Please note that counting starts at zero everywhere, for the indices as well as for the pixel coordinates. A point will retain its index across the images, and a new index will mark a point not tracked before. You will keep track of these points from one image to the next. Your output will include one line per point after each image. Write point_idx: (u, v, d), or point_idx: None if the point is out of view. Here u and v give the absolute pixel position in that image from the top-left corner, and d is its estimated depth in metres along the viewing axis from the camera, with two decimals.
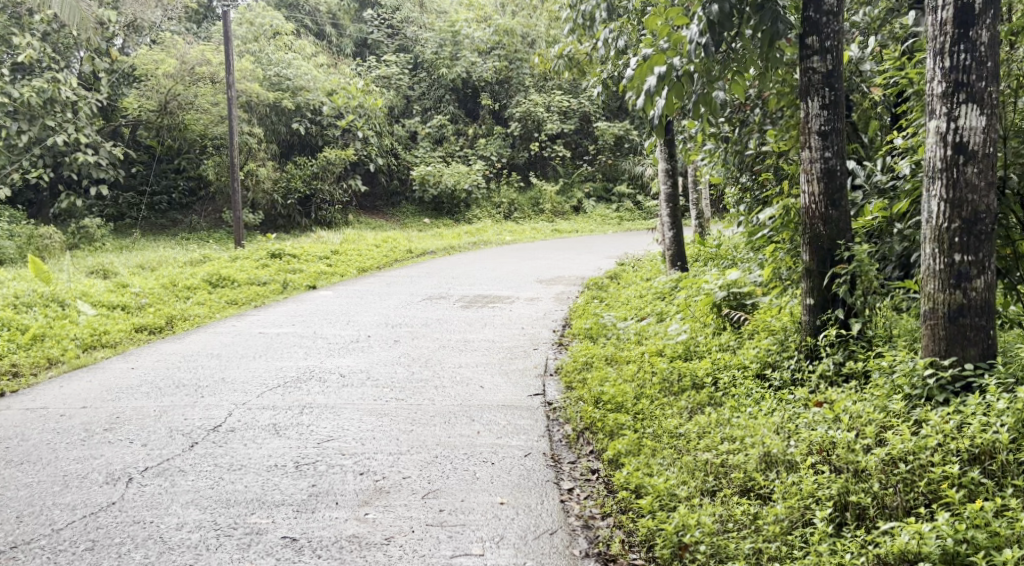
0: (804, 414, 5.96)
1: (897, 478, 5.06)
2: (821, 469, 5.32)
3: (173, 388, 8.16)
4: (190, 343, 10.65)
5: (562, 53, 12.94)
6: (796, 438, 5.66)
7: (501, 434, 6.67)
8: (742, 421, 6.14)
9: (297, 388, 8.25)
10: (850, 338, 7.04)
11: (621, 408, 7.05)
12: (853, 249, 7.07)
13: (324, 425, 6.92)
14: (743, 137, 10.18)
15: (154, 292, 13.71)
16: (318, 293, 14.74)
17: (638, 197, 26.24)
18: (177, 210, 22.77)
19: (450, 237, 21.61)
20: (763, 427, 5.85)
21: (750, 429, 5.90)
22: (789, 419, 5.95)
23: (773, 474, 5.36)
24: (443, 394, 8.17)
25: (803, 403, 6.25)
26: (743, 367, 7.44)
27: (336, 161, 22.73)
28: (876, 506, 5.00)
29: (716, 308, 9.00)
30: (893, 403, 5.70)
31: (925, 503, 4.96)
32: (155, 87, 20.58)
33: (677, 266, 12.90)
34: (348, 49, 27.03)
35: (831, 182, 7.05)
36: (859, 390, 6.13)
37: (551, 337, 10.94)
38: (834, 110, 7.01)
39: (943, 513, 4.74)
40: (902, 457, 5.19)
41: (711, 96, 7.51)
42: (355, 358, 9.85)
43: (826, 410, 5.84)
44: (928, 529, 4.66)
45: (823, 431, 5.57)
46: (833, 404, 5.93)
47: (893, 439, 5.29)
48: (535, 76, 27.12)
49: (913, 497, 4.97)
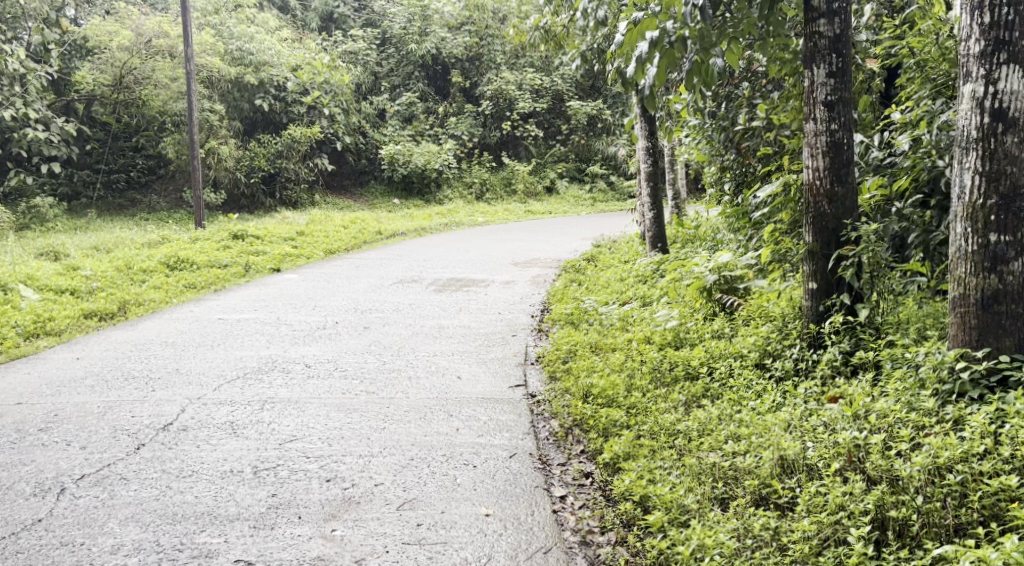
0: (819, 412, 5.45)
1: (943, 492, 4.56)
2: (849, 477, 4.81)
3: (120, 382, 7.57)
4: (142, 331, 10.05)
5: (537, 25, 12.28)
6: (815, 440, 5.16)
7: (482, 431, 6.10)
8: (747, 418, 5.63)
9: (257, 381, 7.69)
10: (858, 325, 6.47)
11: (609, 401, 6.50)
12: (860, 230, 6.53)
13: (286, 424, 6.34)
14: (731, 112, 9.85)
15: (105, 276, 13.08)
16: (283, 276, 14.08)
17: (611, 177, 25.67)
18: (136, 189, 21.96)
19: (421, 218, 20.95)
20: (773, 426, 5.38)
21: (756, 428, 5.42)
22: (799, 419, 5.43)
23: (792, 483, 4.87)
24: (417, 387, 7.59)
25: (813, 399, 5.72)
26: (740, 357, 6.88)
27: (301, 138, 21.98)
28: (920, 522, 4.49)
29: (707, 293, 8.44)
30: (922, 400, 5.21)
31: (981, 522, 4.46)
32: (110, 60, 19.94)
33: (657, 248, 12.36)
34: (313, 23, 26.25)
35: (837, 156, 6.50)
36: (877, 384, 5.62)
37: (530, 322, 10.39)
38: (841, 79, 6.47)
39: (1008, 536, 4.21)
40: (948, 466, 4.68)
41: (706, 66, 7.05)
42: (321, 346, 9.27)
43: (843, 407, 5.36)
44: (994, 556, 4.13)
45: (845, 433, 5.06)
46: (851, 401, 5.42)
47: (934, 445, 4.77)
48: (507, 54, 26.50)
49: (965, 514, 4.48)
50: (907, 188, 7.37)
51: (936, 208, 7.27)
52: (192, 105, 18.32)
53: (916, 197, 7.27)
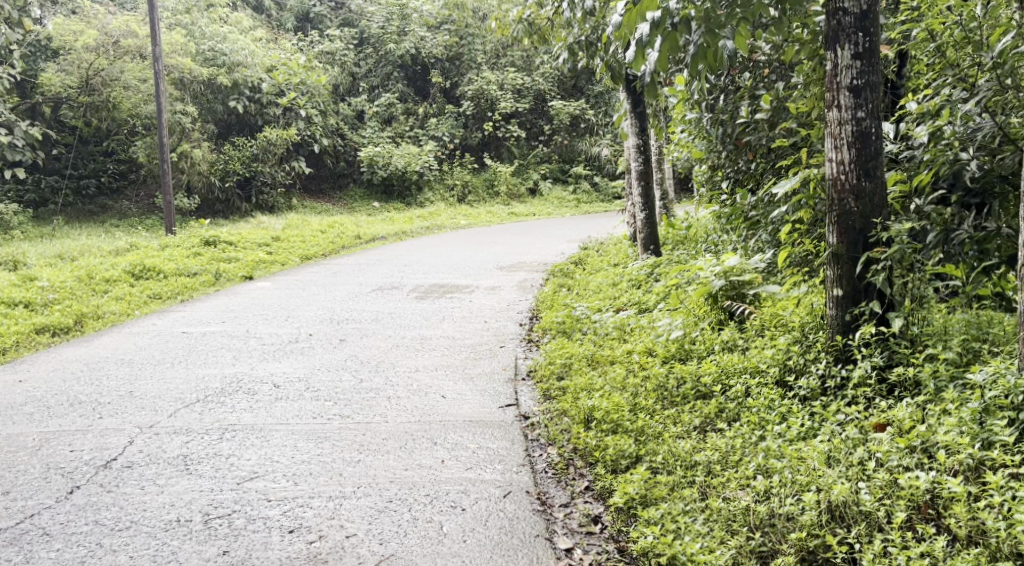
0: (866, 444, 4.80)
1: None
2: (917, 535, 4.22)
3: (65, 409, 6.94)
4: (98, 348, 9.36)
5: (521, 17, 11.36)
6: (866, 481, 4.55)
7: (471, 463, 5.37)
8: (777, 448, 4.93)
9: (218, 406, 7.00)
10: (891, 336, 5.67)
11: (614, 424, 5.76)
12: (891, 229, 5.72)
13: (247, 457, 5.64)
14: (732, 105, 9.15)
15: (64, 287, 12.31)
16: (257, 283, 13.30)
17: (596, 178, 24.90)
18: (107, 195, 21.13)
19: (401, 222, 20.15)
20: (813, 460, 4.74)
21: (790, 462, 4.77)
22: (840, 452, 4.78)
23: (850, 538, 4.27)
24: (397, 409, 6.83)
25: (853, 426, 5.00)
26: (758, 374, 6.12)
27: (278, 141, 21.17)
28: None
29: (713, 299, 7.67)
30: (1000, 433, 4.55)
31: None
32: (76, 61, 18.98)
33: (649, 251, 11.58)
34: (289, 23, 25.50)
35: (865, 147, 5.70)
36: (928, 410, 4.94)
37: (518, 332, 9.65)
38: (869, 60, 5.67)
39: None
40: None
41: (711, 49, 6.29)
42: (292, 362, 8.53)
43: (898, 439, 4.72)
44: None
45: (909, 477, 4.44)
46: (907, 434, 4.76)
47: None
48: (488, 53, 25.72)
49: None
50: (926, 184, 6.46)
51: (956, 204, 6.41)
52: (162, 108, 17.48)
53: (936, 193, 6.37)
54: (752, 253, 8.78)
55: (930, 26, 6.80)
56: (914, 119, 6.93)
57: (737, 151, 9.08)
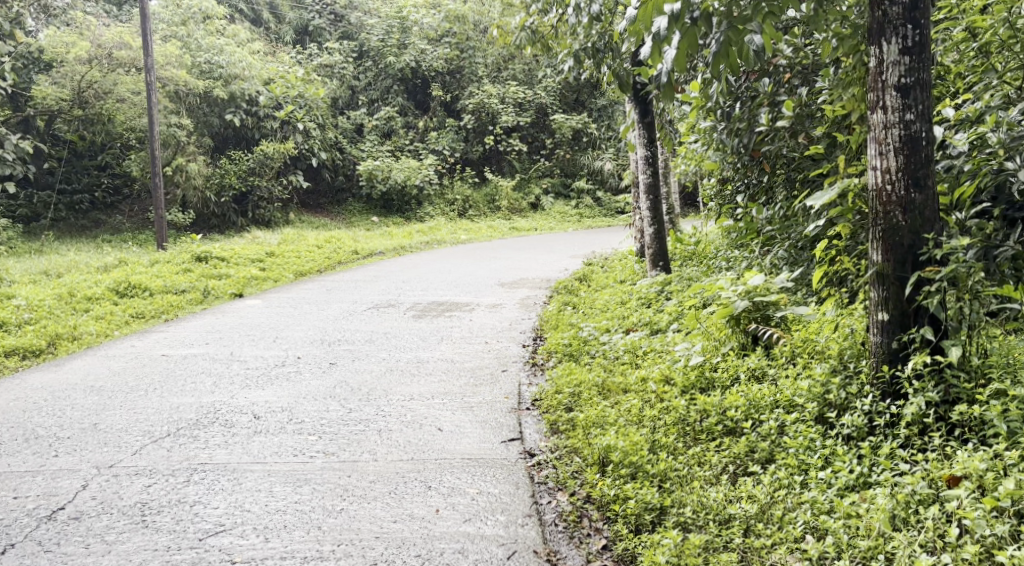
0: (935, 506, 4.25)
1: None
2: None
3: (19, 447, 6.32)
4: (67, 374, 8.73)
5: (523, 25, 10.61)
6: (951, 556, 4.04)
7: (469, 513, 4.82)
8: (835, 515, 4.37)
9: (190, 441, 6.35)
10: (949, 368, 4.95)
11: (634, 468, 5.07)
12: (947, 246, 4.97)
13: (214, 504, 5.01)
14: (750, 113, 8.42)
15: (42, 305, 11.65)
16: (246, 301, 12.62)
17: (598, 193, 24.24)
18: (100, 209, 20.55)
19: (400, 237, 19.51)
20: (879, 525, 4.24)
21: (850, 526, 4.29)
22: (907, 513, 4.27)
23: None
24: (388, 445, 6.14)
25: (920, 479, 4.41)
26: (794, 409, 5.42)
27: (275, 155, 20.51)
28: None
29: (736, 321, 6.87)
30: None
31: None
32: (69, 74, 18.32)
33: (659, 267, 10.86)
34: (287, 36, 24.91)
35: (914, 153, 4.92)
36: (1006, 463, 4.34)
37: (521, 354, 8.96)
38: (919, 56, 4.89)
39: None
40: None
41: (734, 47, 5.59)
42: (276, 389, 7.83)
43: (984, 501, 4.15)
44: None
45: (1004, 553, 3.94)
46: (991, 495, 4.18)
47: None
48: (489, 66, 25.09)
49: None
50: (967, 197, 5.72)
51: (1001, 219, 5.70)
52: (154, 121, 16.82)
53: (979, 207, 5.62)
54: (777, 269, 8.10)
55: (973, 23, 6.08)
56: (947, 126, 6.18)
57: (756, 161, 8.46)
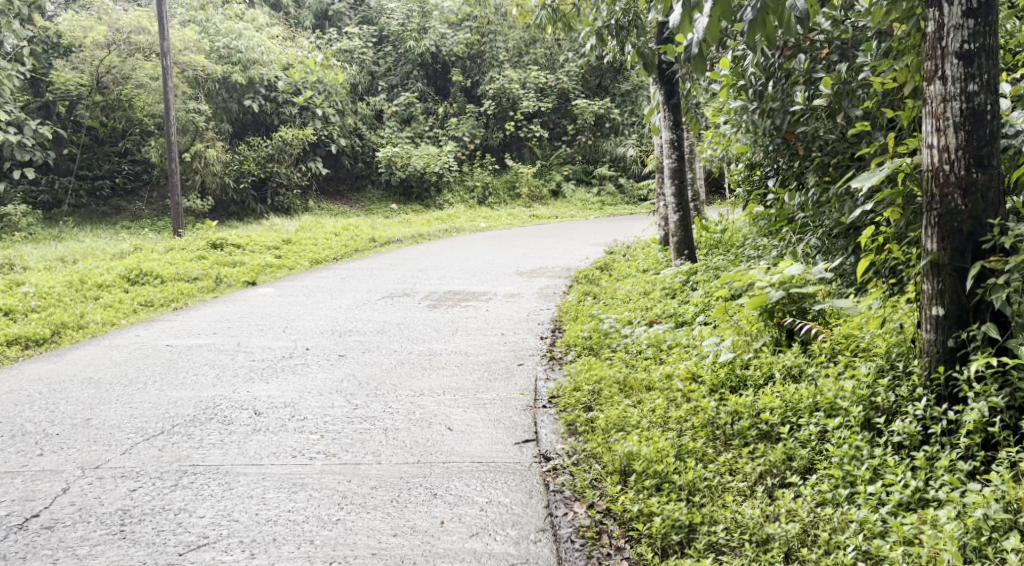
0: (1002, 531, 3.79)
1: None
2: None
3: (2, 445, 5.94)
4: (67, 364, 8.35)
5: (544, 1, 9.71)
6: None
7: (478, 527, 4.45)
8: (887, 539, 3.91)
9: (185, 439, 5.95)
10: (1013, 370, 4.47)
11: (659, 479, 4.65)
12: (1012, 234, 4.48)
13: (201, 513, 4.63)
14: (784, 93, 7.85)
15: (51, 293, 11.27)
16: (258, 290, 12.20)
17: (621, 179, 23.68)
18: (121, 196, 20.14)
19: (419, 224, 19.05)
20: (940, 554, 3.76)
21: (899, 552, 3.83)
22: (972, 537, 3.80)
23: None
24: (393, 446, 5.70)
25: (990, 500, 3.95)
26: (836, 413, 4.94)
27: (293, 140, 20.12)
28: None
29: (770, 314, 6.38)
30: None
31: None
32: (87, 59, 17.92)
33: (684, 256, 10.33)
34: (307, 21, 24.40)
35: (977, 129, 4.43)
36: None
37: (539, 347, 8.51)
38: (984, 19, 4.39)
39: None
40: None
41: (769, 20, 5.09)
42: (281, 384, 7.41)
43: None
44: None
45: None
46: None
47: None
48: (510, 51, 24.57)
49: None
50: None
51: None
52: (170, 105, 16.41)
53: None
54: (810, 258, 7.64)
55: None
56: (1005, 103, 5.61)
57: (788, 146, 7.92)
